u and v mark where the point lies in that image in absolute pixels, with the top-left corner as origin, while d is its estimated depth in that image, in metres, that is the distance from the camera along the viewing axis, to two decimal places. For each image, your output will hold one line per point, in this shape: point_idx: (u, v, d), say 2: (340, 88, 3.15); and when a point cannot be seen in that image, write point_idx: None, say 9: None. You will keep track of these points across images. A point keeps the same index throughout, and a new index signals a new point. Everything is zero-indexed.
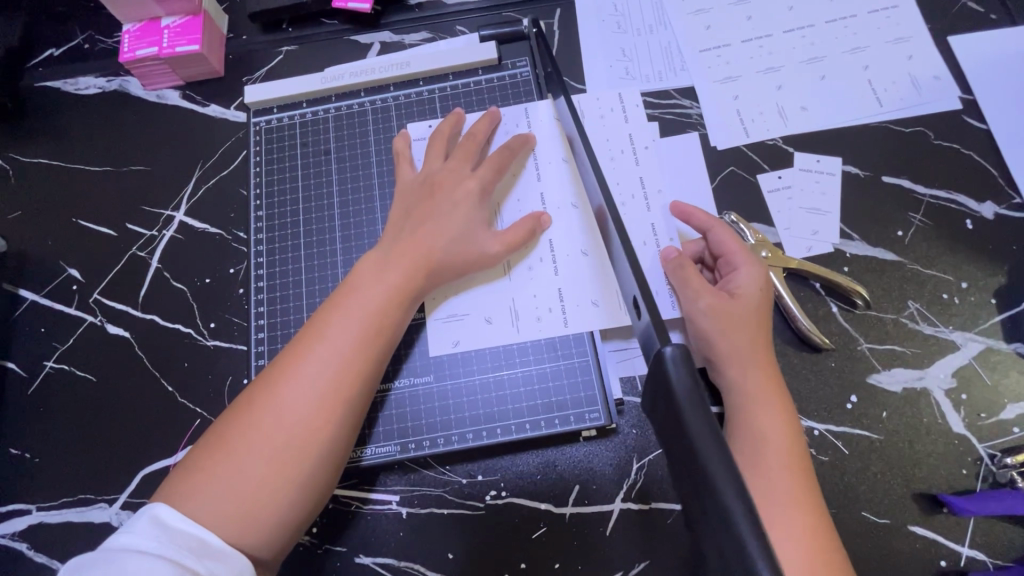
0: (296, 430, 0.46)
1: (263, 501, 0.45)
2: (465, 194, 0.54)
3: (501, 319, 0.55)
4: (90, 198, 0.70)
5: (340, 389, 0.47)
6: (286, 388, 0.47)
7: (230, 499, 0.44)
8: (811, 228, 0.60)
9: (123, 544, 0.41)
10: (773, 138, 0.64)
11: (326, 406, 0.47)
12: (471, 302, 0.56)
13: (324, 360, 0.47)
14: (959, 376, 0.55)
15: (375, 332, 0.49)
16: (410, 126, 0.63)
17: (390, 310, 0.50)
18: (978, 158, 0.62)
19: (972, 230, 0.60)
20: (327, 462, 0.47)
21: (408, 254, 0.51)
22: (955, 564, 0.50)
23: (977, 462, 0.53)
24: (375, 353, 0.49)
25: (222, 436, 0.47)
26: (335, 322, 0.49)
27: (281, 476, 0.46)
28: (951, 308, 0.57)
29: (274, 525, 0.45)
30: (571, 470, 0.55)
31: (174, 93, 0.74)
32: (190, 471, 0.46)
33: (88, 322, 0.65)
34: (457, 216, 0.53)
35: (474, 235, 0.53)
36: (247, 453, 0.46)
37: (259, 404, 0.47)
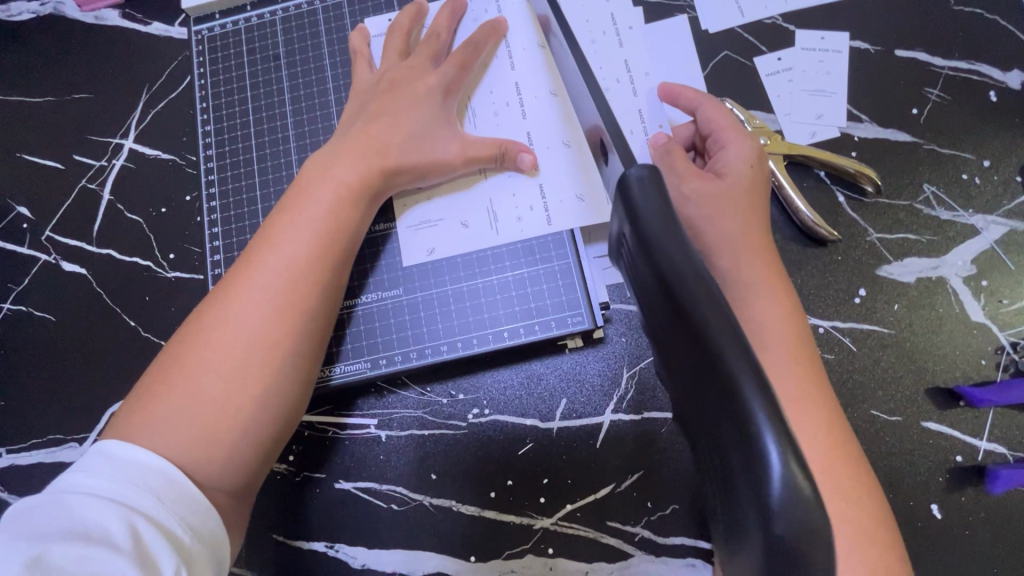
0: (253, 343, 0.42)
1: (227, 421, 0.42)
2: (428, 87, 0.49)
3: (479, 222, 0.50)
4: (33, 132, 0.65)
5: (297, 294, 0.44)
6: (238, 300, 0.43)
7: (188, 424, 0.41)
8: (814, 111, 0.54)
9: (75, 484, 0.37)
10: (771, 15, 0.57)
11: (284, 315, 0.43)
12: (444, 206, 0.51)
13: (276, 266, 0.44)
14: (979, 263, 0.50)
15: (331, 234, 0.45)
16: (369, 22, 0.56)
17: (346, 209, 0.46)
18: (1004, 22, 0.55)
19: (996, 103, 0.53)
20: (294, 373, 0.44)
21: (362, 150, 0.47)
22: (973, 460, 0.47)
23: (998, 352, 0.48)
24: (333, 256, 0.45)
25: (170, 362, 0.43)
26: (285, 226, 0.45)
27: (242, 394, 0.42)
28: (971, 189, 0.52)
29: (242, 445, 0.43)
30: (557, 382, 0.51)
31: (113, 13, 0.67)
32: (140, 400, 0.42)
33: (43, 261, 0.61)
34: (418, 109, 0.49)
35: (439, 131, 0.49)
36: (201, 375, 0.42)
37: (208, 322, 0.43)
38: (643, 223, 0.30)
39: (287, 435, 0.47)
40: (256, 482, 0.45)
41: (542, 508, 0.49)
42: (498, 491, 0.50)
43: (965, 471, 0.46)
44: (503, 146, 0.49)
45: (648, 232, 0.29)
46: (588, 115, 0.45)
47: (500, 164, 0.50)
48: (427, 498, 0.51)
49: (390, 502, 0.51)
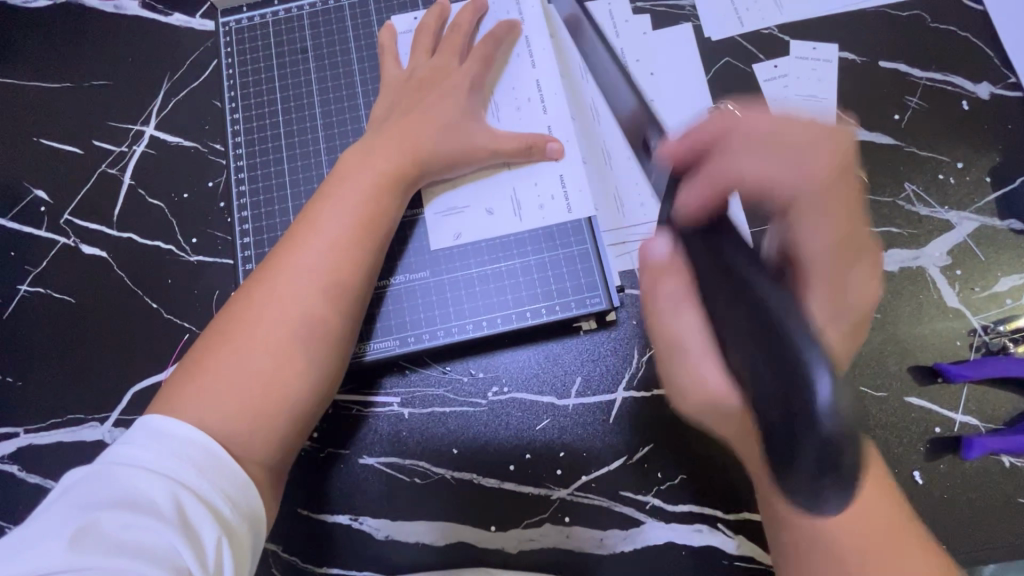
0: (299, 318, 0.45)
1: (270, 394, 0.44)
2: (459, 88, 0.54)
3: (503, 209, 0.54)
4: (51, 116, 0.66)
5: (343, 273, 0.47)
6: (284, 278, 0.46)
7: (235, 394, 0.43)
8: (808, 114, 0.59)
9: (124, 456, 0.39)
10: (769, 26, 0.62)
11: (326, 296, 0.47)
12: (471, 193, 0.54)
13: (320, 250, 0.47)
14: (954, 254, 0.55)
15: (372, 217, 0.49)
16: (395, 19, 0.60)
17: (386, 194, 0.50)
18: (975, 39, 0.61)
19: (968, 111, 0.59)
20: (333, 349, 0.47)
21: (402, 141, 0.51)
22: (949, 431, 0.51)
23: (971, 334, 0.53)
24: (372, 237, 0.49)
25: (217, 337, 0.45)
26: (328, 210, 0.48)
27: (284, 371, 0.45)
28: (946, 188, 0.57)
29: (281, 420, 0.45)
30: (574, 362, 0.54)
31: (132, 2, 0.68)
32: (185, 376, 0.44)
33: (61, 244, 0.61)
34: (448, 106, 0.53)
35: (468, 125, 0.53)
36: (248, 348, 0.44)
37: (254, 302, 0.46)
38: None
39: (319, 415, 0.49)
40: (288, 457, 0.47)
41: (559, 479, 0.52)
42: (517, 464, 0.53)
43: (943, 440, 0.51)
44: (531, 142, 0.53)
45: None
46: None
47: (526, 155, 0.54)
48: (449, 472, 0.53)
49: (413, 476, 0.53)
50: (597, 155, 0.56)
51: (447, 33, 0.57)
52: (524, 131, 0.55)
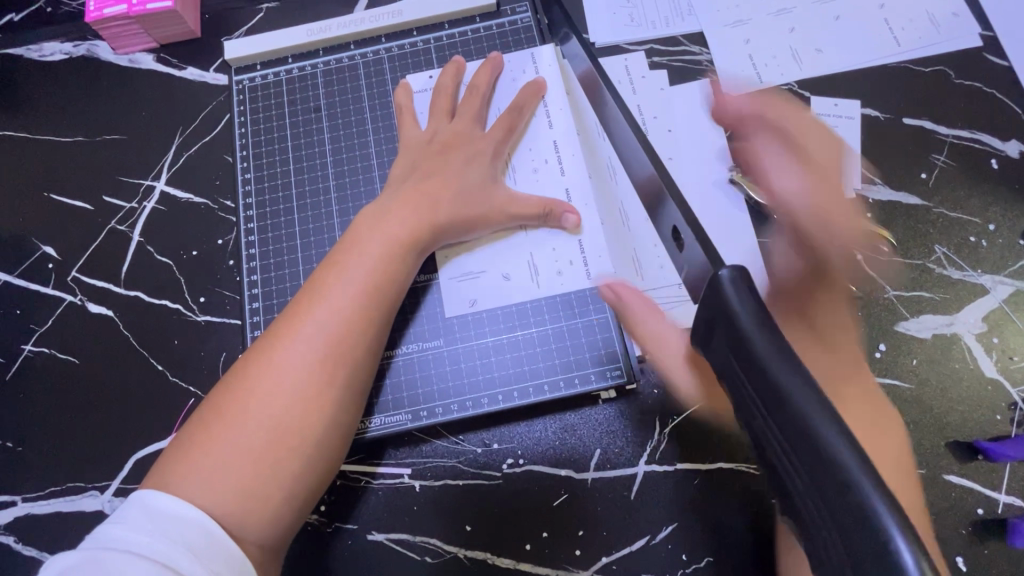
0: (298, 389, 0.44)
1: (268, 474, 0.42)
2: (476, 153, 0.54)
3: (519, 275, 0.53)
4: (63, 171, 0.65)
5: (347, 342, 0.46)
6: (286, 348, 0.44)
7: (228, 471, 0.41)
8: (831, 173, 0.58)
9: (113, 539, 0.37)
10: (788, 82, 0.61)
11: (328, 368, 0.45)
12: (485, 259, 0.54)
13: (325, 319, 0.45)
14: (990, 321, 0.53)
15: (380, 285, 0.48)
16: (410, 78, 0.60)
17: (395, 260, 0.49)
18: (1002, 96, 0.59)
19: (997, 170, 0.57)
20: (336, 422, 0.45)
21: (416, 206, 0.50)
22: (993, 512, 0.48)
23: (1011, 408, 0.50)
24: (380, 304, 0.47)
25: (213, 407, 0.43)
26: (336, 277, 0.47)
27: (282, 448, 0.42)
28: (978, 251, 0.55)
29: (278, 501, 0.42)
30: (592, 434, 0.52)
31: (147, 57, 0.68)
32: (179, 452, 0.42)
33: (68, 302, 0.60)
34: (467, 172, 0.53)
35: (488, 189, 0.53)
36: (245, 422, 0.42)
37: (254, 373, 0.44)
38: (740, 330, 0.26)
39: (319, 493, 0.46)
40: (288, 539, 0.44)
41: (578, 560, 0.50)
42: (533, 543, 0.50)
43: (986, 523, 0.48)
44: (549, 206, 0.53)
45: (764, 369, 0.25)
46: (641, 167, 0.34)
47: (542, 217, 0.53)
48: (462, 551, 0.50)
49: (424, 554, 0.50)
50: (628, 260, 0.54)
51: (465, 93, 0.57)
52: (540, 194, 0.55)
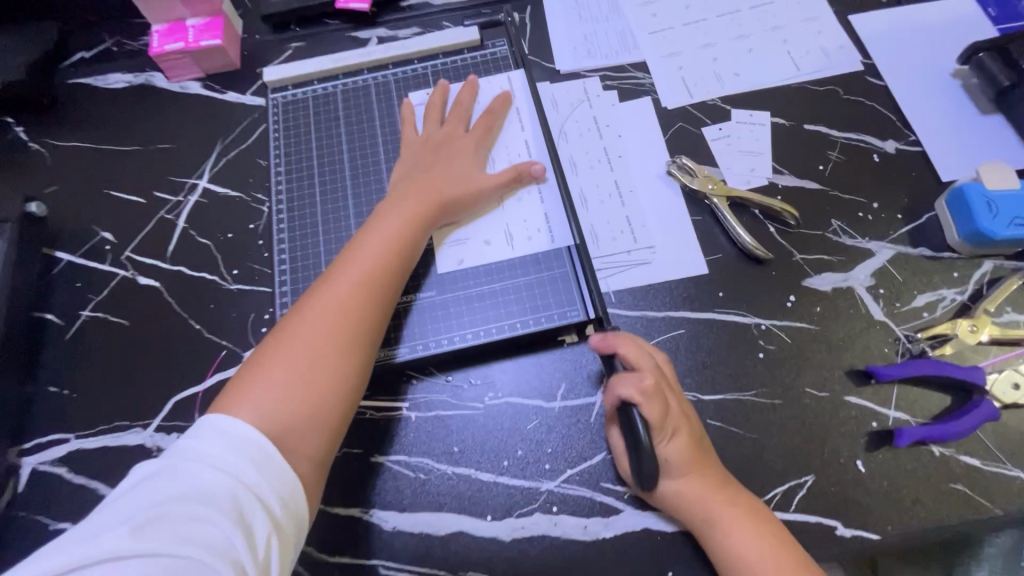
0: (337, 327, 0.55)
1: (315, 394, 0.53)
2: (465, 150, 0.68)
3: (497, 239, 0.66)
4: (121, 173, 0.79)
5: (374, 294, 0.57)
6: (325, 299, 0.56)
7: (286, 391, 0.52)
8: (749, 166, 0.72)
9: (195, 453, 0.46)
10: (713, 97, 0.76)
11: (360, 312, 0.56)
12: (472, 228, 0.67)
13: (356, 277, 0.57)
14: (877, 276, 0.65)
15: (395, 251, 0.60)
16: (412, 94, 0.75)
17: (410, 231, 0.61)
18: (881, 106, 0.75)
19: (879, 162, 0.72)
20: (366, 355, 0.56)
21: (422, 190, 0.64)
22: (884, 425, 0.59)
23: (897, 342, 0.62)
24: (399, 266, 0.60)
25: (269, 345, 0.54)
26: (363, 245, 0.60)
27: (325, 372, 0.53)
28: (866, 223, 0.68)
29: (322, 417, 0.53)
30: (559, 369, 0.63)
31: (195, 84, 0.84)
32: (241, 381, 0.52)
33: (121, 275, 0.72)
34: (460, 163, 0.67)
35: (474, 175, 0.67)
36: (297, 353, 0.53)
37: (299, 319, 0.55)
38: None
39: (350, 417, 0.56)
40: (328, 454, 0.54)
41: (547, 473, 0.59)
42: (510, 460, 0.60)
43: (880, 434, 0.59)
44: (520, 171, 0.67)
45: None
46: None
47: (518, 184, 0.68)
48: (450, 468, 0.60)
49: (418, 471, 0.60)
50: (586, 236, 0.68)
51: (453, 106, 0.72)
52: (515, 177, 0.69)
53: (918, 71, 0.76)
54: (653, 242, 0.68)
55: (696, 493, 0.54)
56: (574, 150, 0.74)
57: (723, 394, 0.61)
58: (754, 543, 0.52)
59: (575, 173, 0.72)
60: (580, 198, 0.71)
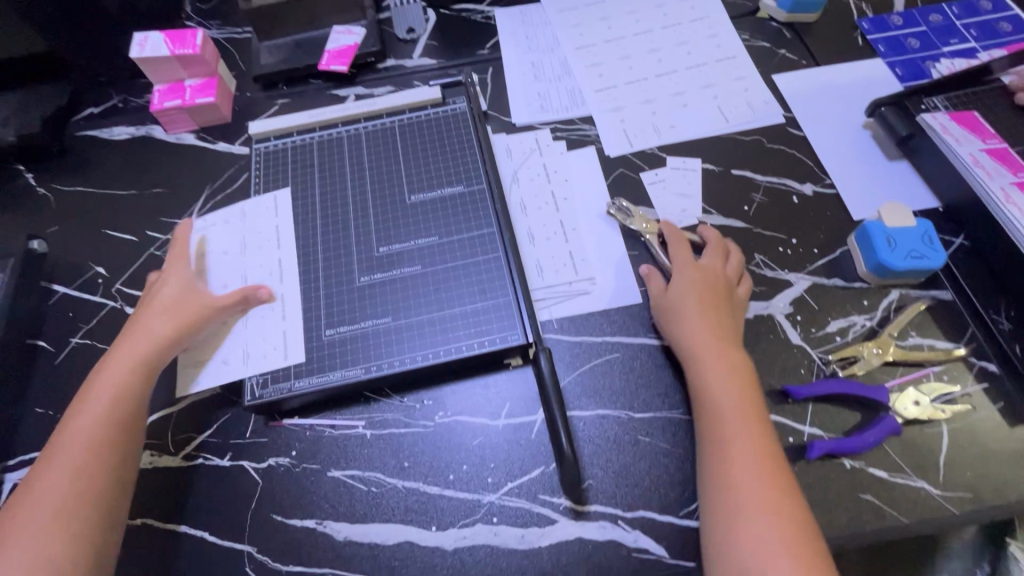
0: (80, 470, 0.58)
1: (64, 526, 0.55)
2: (173, 281, 0.71)
3: (234, 359, 0.69)
4: (117, 215, 0.87)
5: (105, 429, 0.61)
6: (66, 436, 0.60)
7: (27, 542, 0.54)
8: (681, 207, 0.80)
9: None
10: (651, 146, 0.85)
11: (91, 446, 0.59)
12: (225, 346, 0.70)
13: (84, 417, 0.61)
14: (795, 304, 0.72)
15: (117, 394, 0.63)
16: (207, 219, 0.80)
17: (123, 376, 0.64)
18: (799, 154, 0.84)
19: (798, 203, 0.79)
20: (106, 490, 0.58)
21: (142, 331, 0.67)
22: (800, 439, 0.64)
23: (811, 363, 0.68)
24: (119, 407, 0.62)
25: (37, 478, 0.58)
26: (94, 387, 0.63)
27: (65, 509, 0.56)
28: (785, 257, 0.75)
29: (66, 549, 0.55)
30: (503, 390, 0.69)
31: (190, 135, 0.94)
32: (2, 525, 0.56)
33: (111, 306, 0.79)
34: (170, 293, 0.70)
35: (186, 303, 0.70)
36: (36, 501, 0.56)
37: (54, 455, 0.59)
38: None
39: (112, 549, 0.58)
40: None
41: (489, 486, 0.64)
42: (455, 474, 0.65)
43: (796, 448, 0.63)
44: (245, 295, 0.71)
45: None
46: None
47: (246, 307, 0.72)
48: (399, 482, 0.64)
49: (370, 485, 0.64)
50: (532, 269, 0.76)
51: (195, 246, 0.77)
52: (467, 218, 0.76)
53: (833, 123, 0.86)
54: (593, 275, 0.75)
55: (690, 311, 0.67)
56: (524, 193, 0.82)
57: (654, 411, 0.67)
58: (740, 424, 0.60)
59: (523, 214, 0.80)
60: (527, 236, 0.78)
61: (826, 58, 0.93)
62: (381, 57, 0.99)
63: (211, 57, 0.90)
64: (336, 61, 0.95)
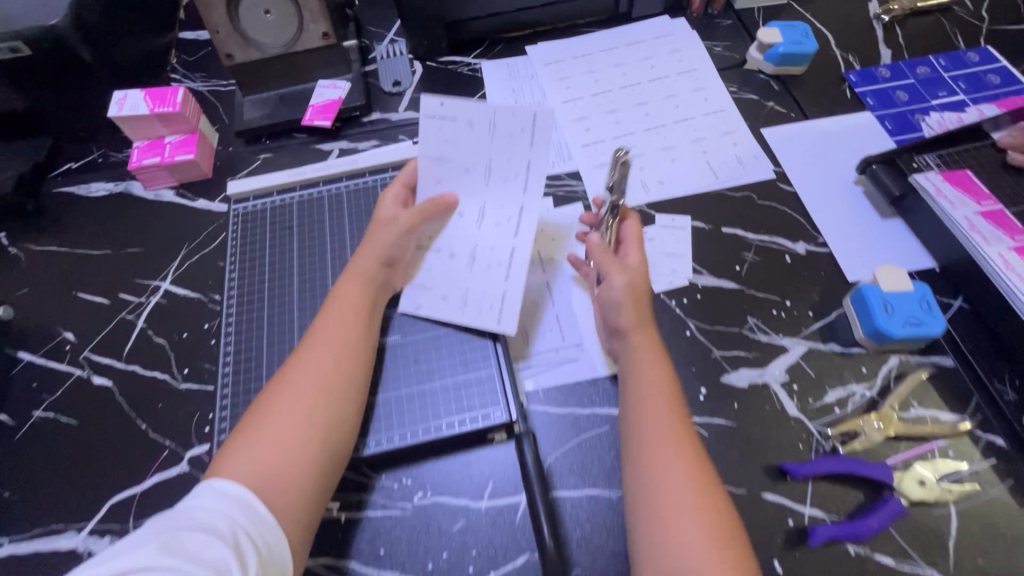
0: (317, 406, 0.57)
1: (301, 460, 0.55)
2: (388, 220, 0.69)
3: (462, 257, 0.71)
4: (90, 276, 0.84)
5: (343, 375, 0.60)
6: (303, 371, 0.59)
7: (281, 456, 0.54)
8: (671, 267, 0.77)
9: (196, 506, 0.49)
10: (639, 204, 0.84)
11: (326, 386, 0.59)
12: (460, 245, 0.71)
13: (324, 350, 0.61)
14: (791, 372, 0.69)
15: (355, 321, 0.64)
16: (425, 98, 0.64)
17: (362, 309, 0.65)
18: (789, 210, 0.82)
19: (791, 262, 0.77)
20: (341, 428, 0.58)
21: (358, 264, 0.68)
22: (800, 523, 0.60)
23: (810, 437, 0.65)
24: (355, 349, 0.63)
25: (261, 412, 0.57)
26: (326, 323, 0.63)
27: (309, 442, 0.56)
28: (779, 321, 0.73)
29: (305, 488, 0.54)
30: (485, 468, 0.65)
31: (169, 192, 0.92)
32: (241, 446, 0.54)
33: (77, 375, 0.76)
34: (386, 228, 0.69)
35: (385, 227, 0.69)
36: (282, 417, 0.56)
37: (280, 390, 0.58)
38: None
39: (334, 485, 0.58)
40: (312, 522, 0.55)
41: None
42: (434, 562, 0.60)
43: (796, 532, 0.60)
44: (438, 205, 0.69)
45: None
46: None
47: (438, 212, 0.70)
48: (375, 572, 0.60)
49: None
50: (517, 335, 0.73)
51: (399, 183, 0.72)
52: None
53: (824, 178, 0.84)
54: (581, 340, 0.72)
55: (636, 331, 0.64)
56: None
57: None
58: (669, 453, 0.55)
59: None
60: None
61: (815, 111, 0.92)
62: (366, 111, 0.98)
63: (192, 114, 0.89)
64: (319, 116, 0.94)
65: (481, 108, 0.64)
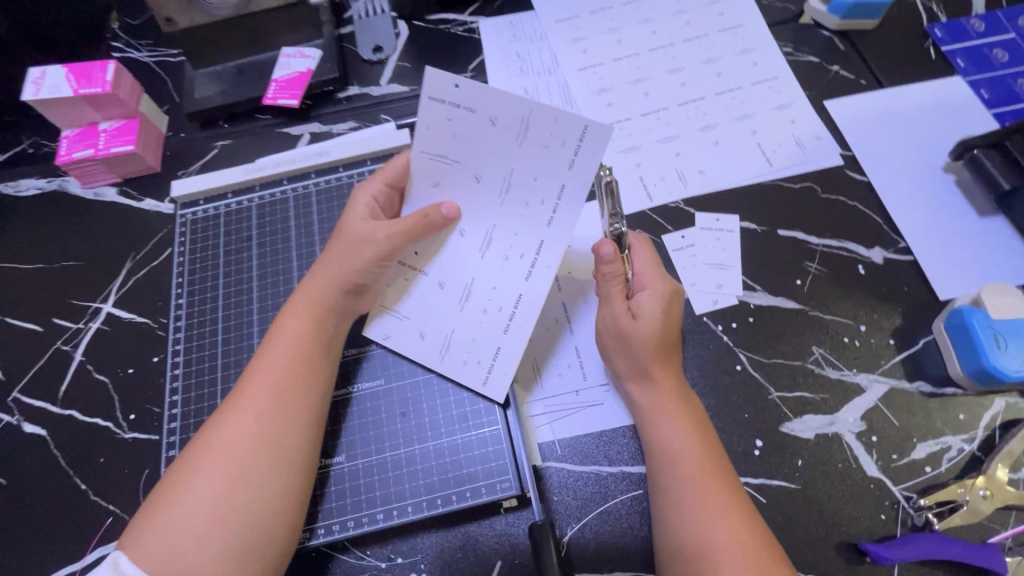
0: (244, 461, 0.47)
1: (226, 529, 0.45)
2: (368, 237, 0.55)
3: (456, 289, 0.56)
4: (19, 297, 0.71)
5: (285, 421, 0.50)
6: (233, 419, 0.49)
7: (199, 527, 0.45)
8: (716, 281, 0.63)
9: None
10: (675, 200, 0.68)
11: (261, 436, 0.49)
12: (455, 274, 0.56)
13: (255, 389, 0.51)
14: (868, 419, 0.56)
15: (304, 355, 0.53)
16: (431, 73, 0.47)
17: (310, 337, 0.54)
18: (862, 206, 0.66)
19: (865, 275, 0.62)
20: (277, 488, 0.48)
21: (317, 286, 0.55)
22: None
23: (894, 506, 0.52)
24: (301, 386, 0.52)
25: (179, 468, 0.48)
26: (264, 356, 0.53)
27: (231, 509, 0.46)
28: (852, 351, 0.59)
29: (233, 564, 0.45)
30: (491, 546, 0.53)
31: (111, 190, 0.77)
32: (151, 512, 0.46)
33: (4, 423, 0.63)
34: (365, 248, 0.55)
35: (360, 245, 0.55)
36: (200, 484, 0.46)
37: (202, 442, 0.49)
38: None
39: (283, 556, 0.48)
40: None
41: None
42: None
43: None
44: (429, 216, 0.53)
45: None
46: None
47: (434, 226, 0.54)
48: None
49: None
50: (528, 372, 0.60)
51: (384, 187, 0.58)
52: None
53: (904, 164, 0.68)
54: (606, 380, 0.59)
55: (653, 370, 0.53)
56: None
57: None
58: (704, 510, 0.47)
59: None
60: None
61: (891, 77, 0.74)
62: (341, 85, 0.81)
63: (128, 95, 0.73)
64: (283, 93, 0.78)
65: (510, 101, 0.47)
